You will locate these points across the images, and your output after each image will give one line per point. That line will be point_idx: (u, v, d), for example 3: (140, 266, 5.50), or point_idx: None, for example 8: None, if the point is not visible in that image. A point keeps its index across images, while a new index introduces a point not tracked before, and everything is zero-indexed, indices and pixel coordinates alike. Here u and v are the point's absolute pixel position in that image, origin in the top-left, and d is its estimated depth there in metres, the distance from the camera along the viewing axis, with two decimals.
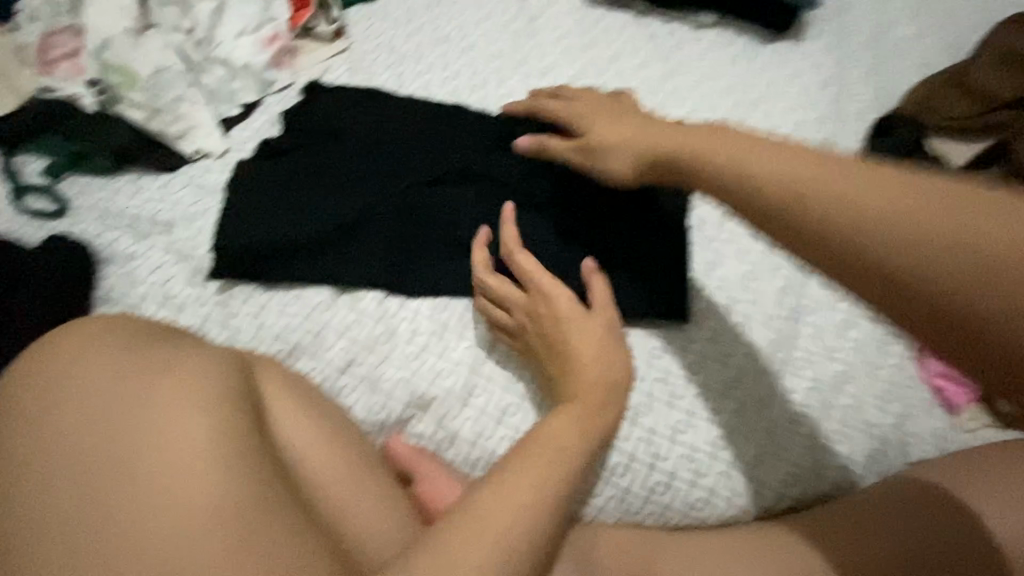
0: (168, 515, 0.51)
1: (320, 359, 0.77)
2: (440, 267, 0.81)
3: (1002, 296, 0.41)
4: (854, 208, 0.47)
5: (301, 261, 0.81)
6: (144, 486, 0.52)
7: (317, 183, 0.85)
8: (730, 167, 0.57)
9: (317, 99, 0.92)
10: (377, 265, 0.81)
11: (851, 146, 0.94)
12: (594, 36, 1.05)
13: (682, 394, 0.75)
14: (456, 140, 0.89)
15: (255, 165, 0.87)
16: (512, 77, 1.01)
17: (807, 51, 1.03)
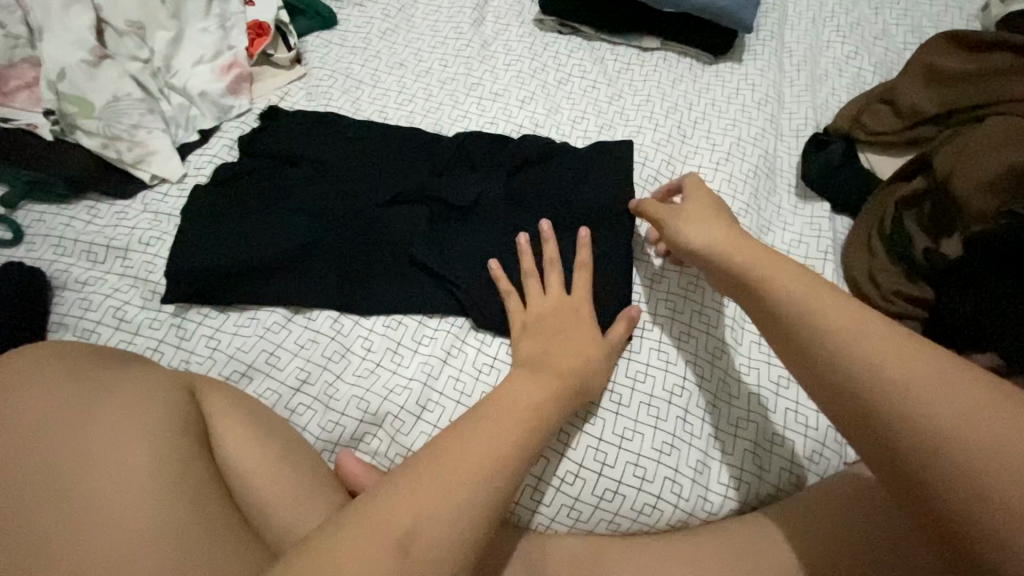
0: (106, 533, 0.52)
1: (274, 378, 0.78)
2: (392, 283, 0.83)
3: (971, 482, 0.47)
4: (849, 347, 0.56)
5: (256, 283, 0.82)
6: (82, 505, 0.53)
7: (272, 206, 0.87)
8: (764, 300, 0.64)
9: (275, 125, 0.95)
10: (331, 285, 0.82)
11: (785, 162, 1.00)
12: (545, 59, 1.10)
13: (627, 401, 0.78)
14: (411, 162, 0.92)
15: (213, 190, 0.89)
16: (466, 99, 1.05)
17: (746, 71, 1.08)
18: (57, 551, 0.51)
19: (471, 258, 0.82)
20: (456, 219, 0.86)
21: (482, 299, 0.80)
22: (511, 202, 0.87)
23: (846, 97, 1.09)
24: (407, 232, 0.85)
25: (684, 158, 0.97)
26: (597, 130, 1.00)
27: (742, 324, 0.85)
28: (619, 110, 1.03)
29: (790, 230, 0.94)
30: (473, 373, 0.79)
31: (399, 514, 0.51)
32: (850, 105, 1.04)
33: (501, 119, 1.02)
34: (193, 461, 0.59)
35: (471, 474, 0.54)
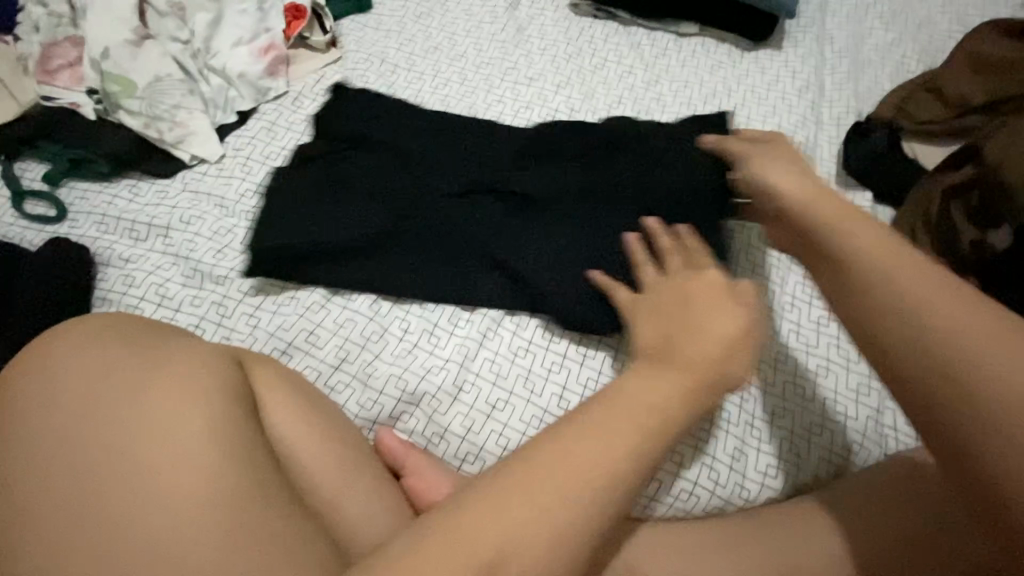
0: (159, 508, 0.53)
1: (314, 356, 0.79)
2: (464, 280, 0.82)
3: None
4: (950, 352, 0.52)
5: (330, 269, 0.82)
6: (134, 478, 0.54)
7: (344, 191, 0.87)
8: (859, 270, 0.60)
9: (350, 102, 0.94)
10: (402, 275, 0.82)
11: (827, 151, 0.98)
12: (581, 44, 1.09)
13: None
14: (481, 151, 0.91)
15: (286, 171, 0.89)
16: (501, 84, 1.04)
17: (786, 58, 1.06)
18: (109, 521, 0.52)
19: (544, 248, 0.80)
20: (530, 214, 0.84)
21: (548, 289, 0.78)
22: (594, 194, 0.83)
23: (888, 85, 1.06)
24: (486, 226, 0.83)
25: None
26: (634, 116, 0.99)
27: (780, 313, 0.84)
28: (657, 97, 1.01)
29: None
30: (506, 354, 0.80)
31: (502, 524, 0.46)
32: (896, 93, 1.02)
33: (536, 104, 1.01)
34: (242, 433, 0.59)
35: (589, 475, 0.48)
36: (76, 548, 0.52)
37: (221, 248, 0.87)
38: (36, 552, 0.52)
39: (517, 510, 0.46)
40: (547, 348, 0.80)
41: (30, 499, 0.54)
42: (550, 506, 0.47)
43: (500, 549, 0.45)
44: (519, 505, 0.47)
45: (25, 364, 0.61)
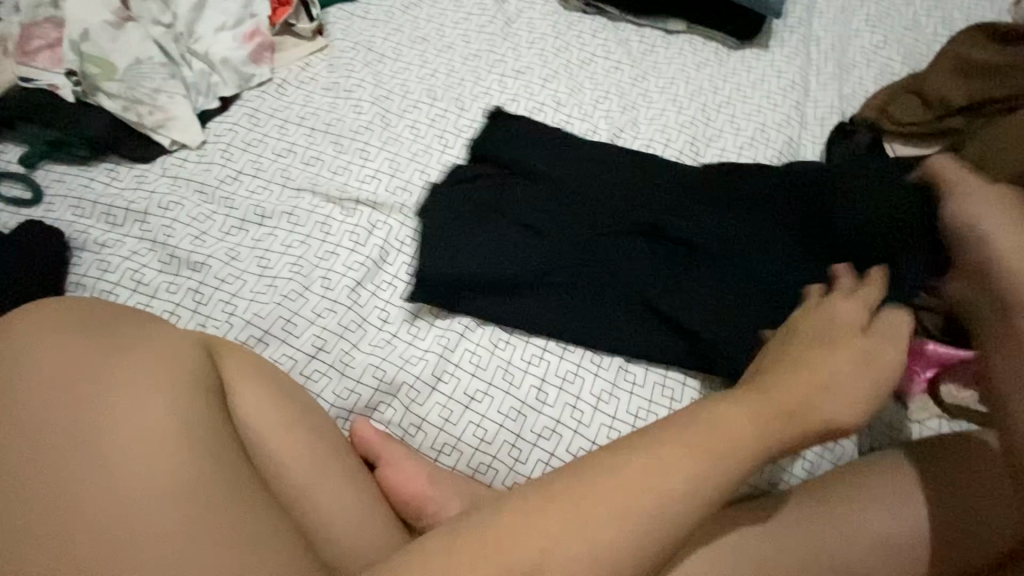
0: (119, 498, 0.52)
1: (290, 345, 0.78)
2: (570, 320, 0.79)
3: None
4: None
5: (471, 305, 0.80)
6: (94, 465, 0.53)
7: (502, 221, 0.85)
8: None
9: (492, 132, 0.93)
10: (546, 320, 0.79)
11: (812, 150, 0.99)
12: (569, 38, 1.09)
13: (643, 382, 0.77)
14: (598, 184, 0.88)
15: (445, 195, 0.87)
16: (488, 76, 1.04)
17: (772, 58, 1.07)
18: (68, 509, 0.51)
19: (699, 298, 0.78)
20: (680, 265, 0.81)
21: (692, 330, 0.76)
22: (764, 238, 0.82)
23: (873, 86, 1.07)
24: (632, 268, 0.81)
25: (707, 143, 0.96)
26: (621, 112, 0.99)
27: None
28: (643, 93, 1.01)
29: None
30: (484, 346, 0.79)
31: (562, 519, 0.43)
32: (878, 95, 1.03)
33: (522, 97, 1.01)
34: (210, 423, 0.58)
35: (664, 481, 0.45)
36: (31, 536, 0.50)
37: (199, 235, 0.86)
38: None
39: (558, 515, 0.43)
40: (526, 341, 0.80)
41: None
42: (620, 506, 0.44)
43: (542, 554, 0.42)
44: (562, 512, 0.43)
45: None
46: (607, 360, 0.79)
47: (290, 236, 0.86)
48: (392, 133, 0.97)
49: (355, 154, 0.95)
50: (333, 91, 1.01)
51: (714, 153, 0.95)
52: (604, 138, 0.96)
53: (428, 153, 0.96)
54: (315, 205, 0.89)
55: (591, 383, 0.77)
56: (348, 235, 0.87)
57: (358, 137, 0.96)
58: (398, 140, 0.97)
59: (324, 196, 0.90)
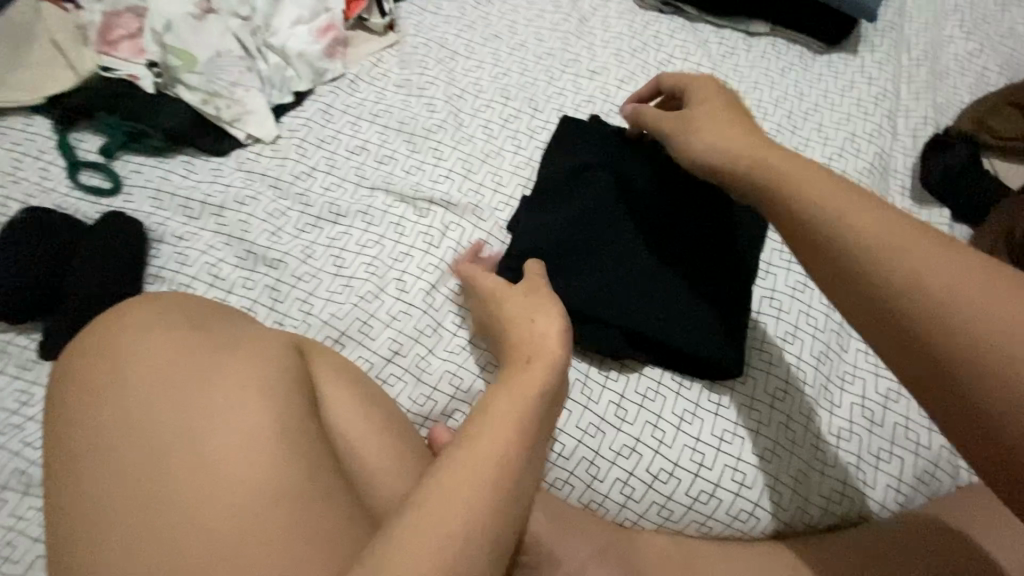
0: (220, 508, 0.51)
1: (366, 347, 0.77)
2: (686, 339, 0.73)
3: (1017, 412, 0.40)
4: (902, 281, 0.47)
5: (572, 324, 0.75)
6: (194, 474, 0.53)
7: (602, 229, 0.79)
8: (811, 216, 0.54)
9: (584, 132, 0.87)
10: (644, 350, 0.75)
11: (901, 163, 0.94)
12: (646, 38, 1.05)
13: (729, 403, 0.75)
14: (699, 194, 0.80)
15: (542, 203, 0.83)
16: (562, 76, 1.01)
17: (861, 64, 1.02)
18: (171, 519, 0.51)
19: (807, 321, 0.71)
20: None
21: None
22: None
23: (968, 98, 1.01)
24: (735, 294, 0.76)
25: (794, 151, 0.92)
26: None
27: (849, 331, 0.81)
28: None
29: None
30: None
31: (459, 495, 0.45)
32: (978, 105, 0.96)
33: (598, 100, 0.98)
34: (305, 431, 0.57)
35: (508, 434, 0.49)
36: (136, 544, 0.50)
37: (275, 231, 0.86)
38: (94, 536, 0.51)
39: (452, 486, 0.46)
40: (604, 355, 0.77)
41: (90, 482, 0.53)
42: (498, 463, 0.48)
43: None
44: (441, 516, 0.44)
45: (85, 342, 0.60)
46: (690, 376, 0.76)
47: (365, 237, 0.85)
48: (464, 134, 0.95)
49: (427, 153, 0.93)
50: (406, 88, 0.99)
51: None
52: None
53: (501, 155, 0.93)
54: (389, 204, 0.88)
55: (676, 401, 0.74)
56: (422, 236, 0.85)
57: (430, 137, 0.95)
58: (470, 139, 0.95)
59: (398, 196, 0.89)
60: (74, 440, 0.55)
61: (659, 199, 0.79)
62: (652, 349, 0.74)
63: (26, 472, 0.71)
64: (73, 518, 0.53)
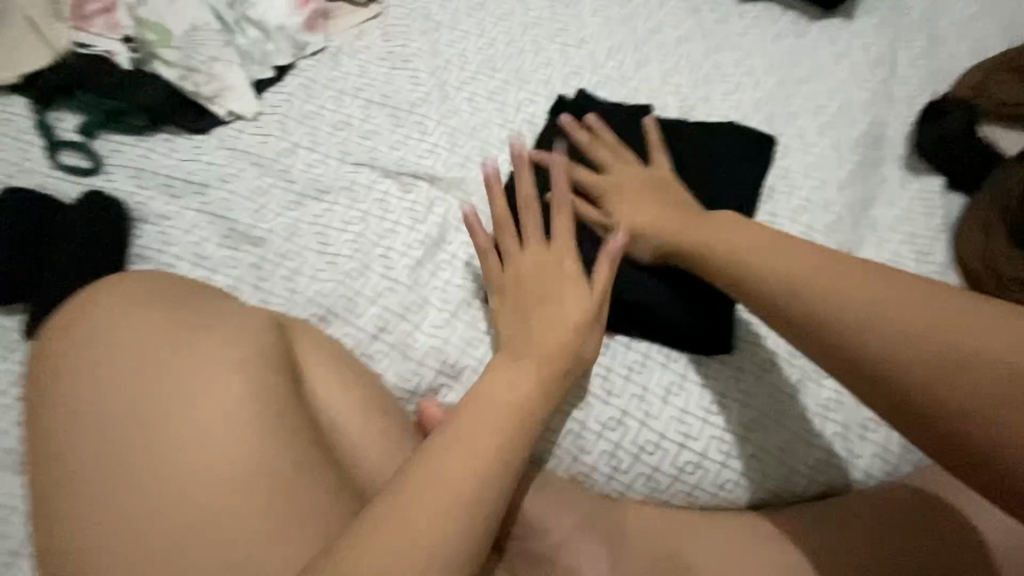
0: (200, 485, 0.52)
1: (352, 325, 0.77)
2: (673, 310, 0.74)
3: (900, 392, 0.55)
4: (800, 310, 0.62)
5: None
6: (173, 453, 0.53)
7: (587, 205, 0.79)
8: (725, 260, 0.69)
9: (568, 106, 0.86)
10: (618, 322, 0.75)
11: (894, 132, 0.92)
12: (636, 5, 1.02)
13: (717, 374, 0.74)
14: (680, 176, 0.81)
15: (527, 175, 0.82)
16: (549, 47, 0.98)
17: (857, 29, 0.99)
18: (153, 499, 0.51)
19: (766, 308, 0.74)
20: None
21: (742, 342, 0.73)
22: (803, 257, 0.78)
23: (967, 63, 0.99)
24: None
25: (785, 121, 0.90)
26: (695, 87, 0.94)
27: None
28: (716, 66, 0.95)
29: (884, 247, 0.84)
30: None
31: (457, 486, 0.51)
32: (974, 72, 0.94)
33: (587, 70, 0.96)
34: (282, 408, 0.57)
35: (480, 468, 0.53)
36: (120, 523, 0.51)
37: (258, 209, 0.84)
38: (80, 512, 0.52)
39: (450, 478, 0.51)
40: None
41: (74, 459, 0.53)
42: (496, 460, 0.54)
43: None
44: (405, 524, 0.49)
45: (67, 320, 0.60)
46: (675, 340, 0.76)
47: (351, 213, 0.84)
48: (449, 106, 0.93)
49: (412, 128, 0.91)
50: (389, 61, 0.97)
51: (790, 140, 0.89)
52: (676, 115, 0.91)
53: (487, 128, 0.92)
54: (373, 180, 0.87)
55: (662, 373, 0.74)
56: (407, 212, 0.84)
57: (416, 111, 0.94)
58: (455, 112, 0.93)
59: (382, 171, 0.88)
60: (55, 421, 0.55)
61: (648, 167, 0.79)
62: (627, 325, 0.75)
63: (16, 453, 0.71)
64: (58, 497, 0.53)
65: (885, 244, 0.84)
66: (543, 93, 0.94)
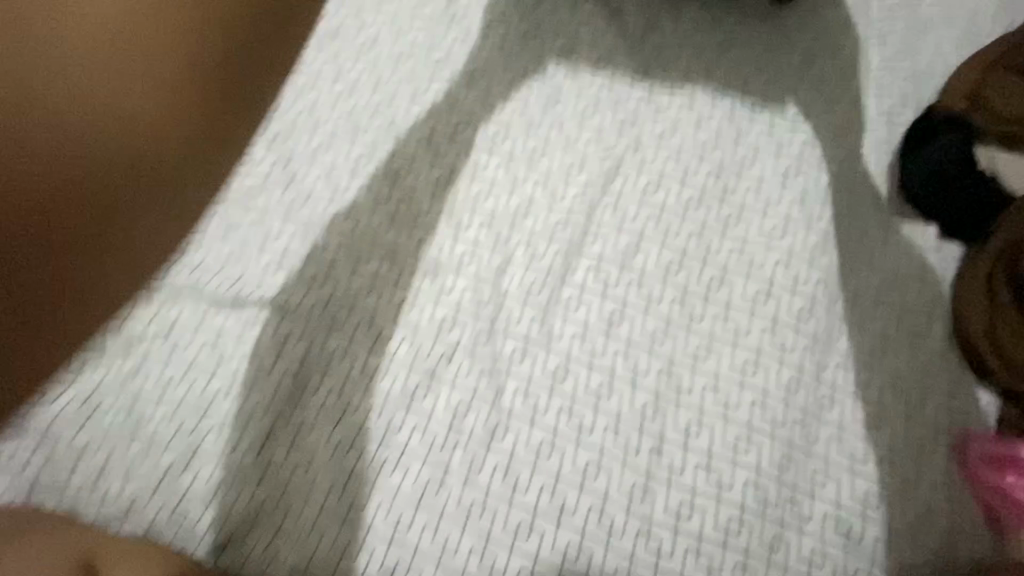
0: None
1: (182, 538, 0.56)
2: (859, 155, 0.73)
3: None
4: None
5: (557, 121, 0.73)
6: None
7: (653, 76, 0.75)
8: None
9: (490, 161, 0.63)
10: (755, 97, 0.75)
11: (870, 162, 0.73)
12: (541, 14, 0.78)
13: (671, 550, 0.58)
14: (769, 28, 0.79)
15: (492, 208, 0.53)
16: (430, 84, 0.75)
17: (815, 26, 0.79)
18: None
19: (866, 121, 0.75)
20: (838, 78, 0.77)
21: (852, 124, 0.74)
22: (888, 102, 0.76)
23: (961, 27, 0.81)
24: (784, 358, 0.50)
25: (724, 227, 0.69)
26: (635, 210, 0.69)
27: (816, 415, 0.63)
28: (646, 95, 0.75)
29: (858, 338, 0.66)
30: (475, 306, 0.65)
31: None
32: (950, 34, 0.80)
33: (482, 112, 0.73)
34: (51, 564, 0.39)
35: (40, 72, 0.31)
36: None
37: None
38: None
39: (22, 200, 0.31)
40: (525, 427, 0.61)
41: None
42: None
43: None
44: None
45: None
46: (625, 362, 0.64)
47: (165, 461, 0.58)
48: (298, 192, 0.69)
49: (252, 228, 0.67)
50: None
51: (731, 244, 0.68)
52: (599, 173, 0.71)
53: (353, 204, 0.68)
54: (200, 312, 0.63)
55: (590, 503, 0.59)
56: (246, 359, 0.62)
57: (247, 283, 0.65)
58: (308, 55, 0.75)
59: (210, 299, 0.64)
60: None
61: (749, 50, 0.77)
62: (656, 159, 0.71)
63: None
64: None
65: (855, 329, 0.66)
66: (432, 194, 0.69)
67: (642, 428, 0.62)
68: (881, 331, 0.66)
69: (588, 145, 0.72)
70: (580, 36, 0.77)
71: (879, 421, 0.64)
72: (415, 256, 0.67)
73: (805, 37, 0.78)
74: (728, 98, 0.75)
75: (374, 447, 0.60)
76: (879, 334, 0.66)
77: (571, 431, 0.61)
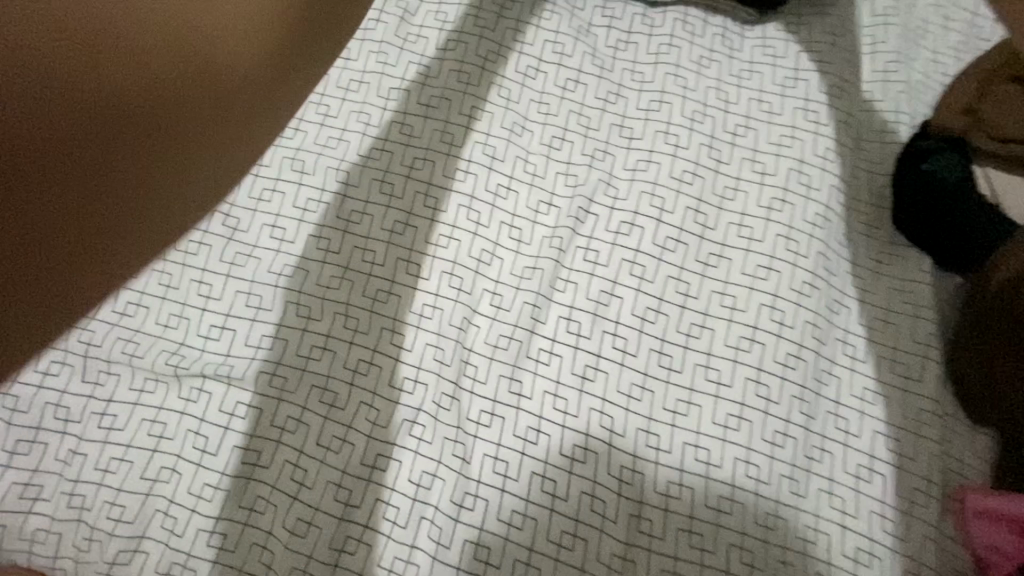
0: None
1: None
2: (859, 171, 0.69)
3: None
4: None
5: (524, 152, 0.68)
6: None
7: (629, 99, 0.70)
8: None
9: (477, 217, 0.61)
10: (743, 117, 0.70)
11: (862, 183, 0.69)
12: (504, 34, 0.73)
13: None
14: (755, 41, 0.74)
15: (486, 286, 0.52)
16: (385, 114, 0.69)
17: (797, 39, 0.74)
18: None
19: (864, 134, 0.70)
20: (839, 89, 0.71)
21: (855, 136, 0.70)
22: (881, 116, 0.71)
23: (962, 26, 0.75)
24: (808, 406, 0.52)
25: (703, 268, 0.64)
26: (609, 252, 0.64)
27: (806, 466, 0.60)
28: (619, 121, 0.69)
29: (848, 379, 0.62)
30: (436, 364, 0.61)
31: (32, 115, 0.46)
32: (950, 37, 0.74)
33: (442, 145, 0.67)
34: None
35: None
36: None
37: None
38: None
39: None
40: (496, 494, 0.57)
41: None
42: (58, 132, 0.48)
43: None
44: None
45: None
46: (601, 418, 0.60)
47: (109, 555, 0.54)
48: (244, 245, 0.64)
49: (195, 288, 0.62)
50: None
51: (711, 285, 0.63)
52: (570, 209, 0.66)
53: (305, 254, 0.63)
54: (138, 388, 0.59)
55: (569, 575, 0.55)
56: (192, 435, 0.58)
57: (195, 351, 0.60)
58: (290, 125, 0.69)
59: (149, 371, 0.59)
60: None
61: (732, 67, 0.72)
62: (633, 189, 0.66)
63: None
64: None
65: (845, 369, 0.62)
66: (388, 241, 0.64)
67: (621, 489, 0.58)
68: (873, 371, 0.63)
69: (557, 179, 0.67)
70: (546, 60, 0.72)
71: (875, 472, 0.60)
72: (373, 311, 0.62)
73: (798, 47, 0.73)
74: (710, 116, 0.70)
75: (333, 527, 0.56)
76: (871, 374, 0.63)
77: (546, 497, 0.57)
